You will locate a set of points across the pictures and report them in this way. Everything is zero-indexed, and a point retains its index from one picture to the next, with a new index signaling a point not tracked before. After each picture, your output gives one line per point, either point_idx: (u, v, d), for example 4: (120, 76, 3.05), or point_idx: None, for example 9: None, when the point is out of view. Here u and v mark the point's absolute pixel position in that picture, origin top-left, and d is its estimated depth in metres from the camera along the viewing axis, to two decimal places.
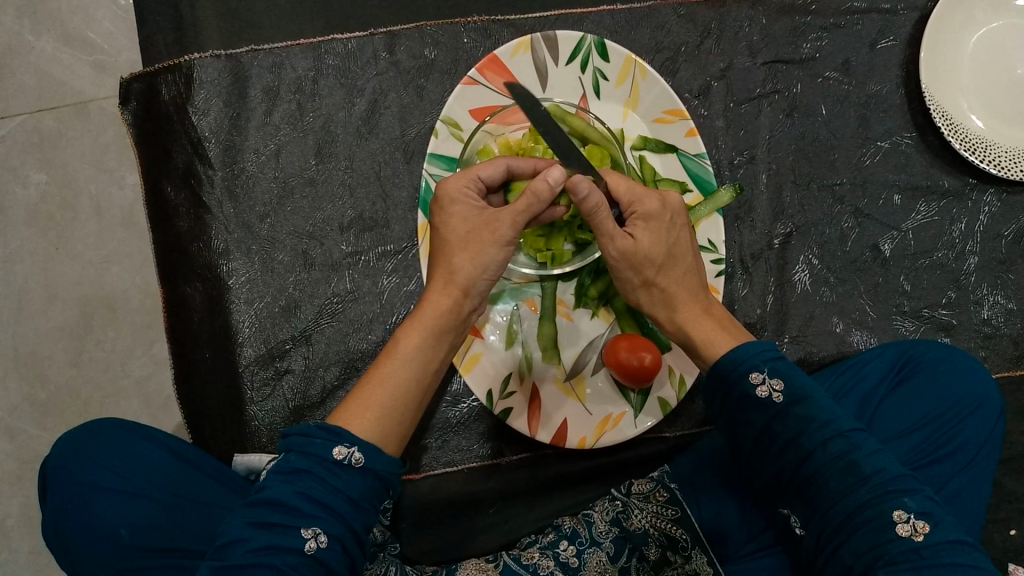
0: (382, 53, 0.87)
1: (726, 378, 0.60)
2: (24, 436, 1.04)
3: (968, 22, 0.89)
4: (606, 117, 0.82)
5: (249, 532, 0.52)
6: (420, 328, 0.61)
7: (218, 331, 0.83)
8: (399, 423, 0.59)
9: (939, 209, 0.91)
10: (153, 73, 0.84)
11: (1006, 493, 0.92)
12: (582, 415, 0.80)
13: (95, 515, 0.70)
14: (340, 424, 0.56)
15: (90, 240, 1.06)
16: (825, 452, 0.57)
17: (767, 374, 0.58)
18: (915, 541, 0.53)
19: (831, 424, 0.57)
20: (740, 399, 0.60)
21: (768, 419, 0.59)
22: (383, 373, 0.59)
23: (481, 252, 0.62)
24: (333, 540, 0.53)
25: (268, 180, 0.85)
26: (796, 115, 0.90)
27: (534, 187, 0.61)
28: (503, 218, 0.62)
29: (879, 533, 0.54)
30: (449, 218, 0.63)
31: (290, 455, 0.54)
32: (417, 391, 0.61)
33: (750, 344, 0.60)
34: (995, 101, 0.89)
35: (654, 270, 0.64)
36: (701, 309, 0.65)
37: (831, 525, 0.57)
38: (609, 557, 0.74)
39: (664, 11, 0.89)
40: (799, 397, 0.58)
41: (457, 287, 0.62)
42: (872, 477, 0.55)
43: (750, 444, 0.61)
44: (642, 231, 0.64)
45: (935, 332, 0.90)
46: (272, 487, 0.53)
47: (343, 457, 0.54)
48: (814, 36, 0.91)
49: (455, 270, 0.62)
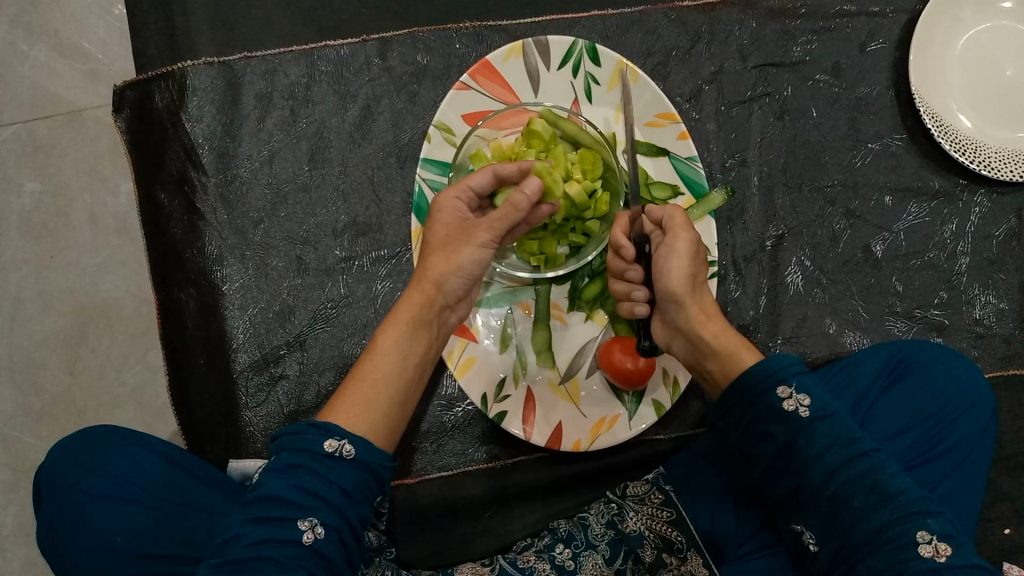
0: (375, 60, 0.87)
1: (750, 391, 0.60)
2: (19, 445, 1.03)
3: (956, 25, 0.90)
4: (598, 121, 0.82)
5: (247, 527, 0.52)
6: (394, 319, 0.62)
7: (212, 337, 0.83)
8: (386, 419, 0.59)
9: (930, 210, 0.92)
10: (146, 80, 0.84)
11: (999, 491, 0.92)
12: (577, 417, 0.80)
13: (89, 521, 0.70)
14: (329, 421, 0.56)
15: (84, 249, 1.05)
16: (850, 470, 0.57)
17: (795, 388, 0.59)
18: (937, 562, 0.54)
19: (858, 442, 0.57)
20: (764, 412, 0.60)
21: (792, 433, 0.58)
22: (366, 367, 0.60)
23: (456, 253, 0.64)
24: (330, 530, 0.53)
25: (262, 186, 0.85)
26: (787, 117, 0.91)
27: (512, 200, 0.62)
28: (481, 226, 0.64)
29: (901, 551, 0.55)
30: (438, 216, 0.67)
31: (282, 454, 0.55)
32: (399, 384, 0.61)
33: (776, 357, 0.60)
34: (984, 102, 0.90)
35: (694, 263, 0.67)
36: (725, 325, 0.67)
37: (850, 542, 0.57)
38: (605, 560, 0.75)
39: (656, 16, 0.90)
40: (825, 414, 0.58)
41: (428, 283, 0.64)
42: (896, 496, 0.56)
43: (768, 457, 0.61)
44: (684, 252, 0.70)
45: (927, 332, 0.91)
46: (267, 484, 0.53)
47: (334, 450, 0.54)
48: (804, 39, 0.92)
49: (428, 268, 0.64)
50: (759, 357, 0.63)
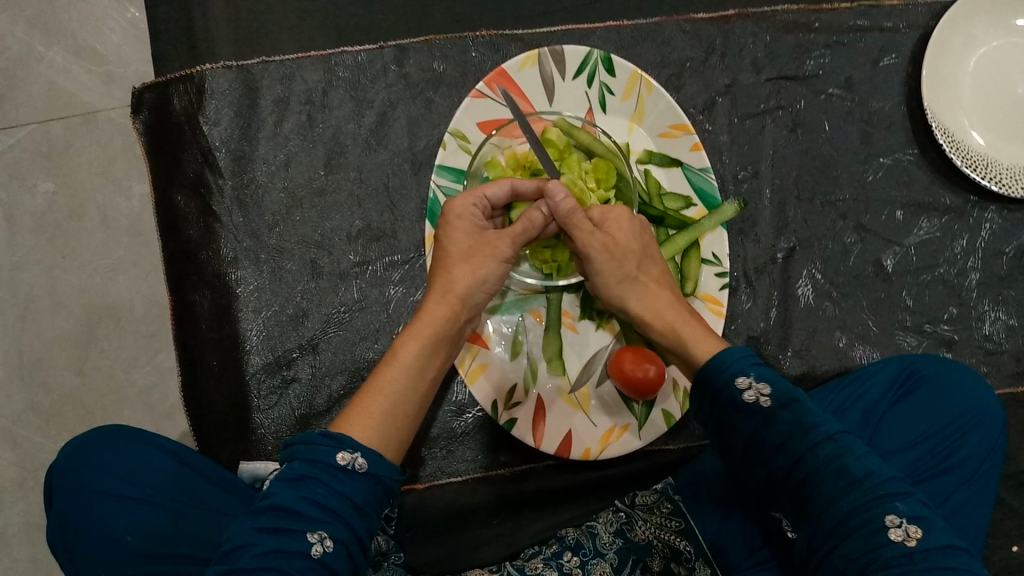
0: (392, 67, 0.88)
1: (714, 384, 0.60)
2: (26, 444, 1.04)
3: (969, 42, 0.90)
4: (612, 131, 0.83)
5: (257, 537, 0.52)
6: (418, 336, 0.63)
7: (225, 339, 0.84)
8: (397, 432, 0.59)
9: (942, 225, 0.92)
10: (164, 83, 0.85)
11: (1006, 508, 0.92)
12: (586, 426, 0.80)
13: (100, 520, 0.71)
14: (342, 432, 0.56)
15: (96, 249, 1.06)
16: (814, 456, 0.56)
17: (754, 378, 0.58)
18: (908, 546, 0.52)
19: (820, 427, 0.57)
20: (727, 404, 0.59)
21: (757, 424, 0.58)
22: (382, 381, 0.60)
23: (481, 266, 0.66)
24: (338, 544, 0.53)
25: (277, 189, 0.85)
26: (800, 131, 0.92)
27: (529, 214, 0.65)
28: (502, 238, 0.66)
29: (871, 538, 0.53)
30: (450, 232, 0.67)
31: (294, 462, 0.54)
32: (414, 396, 0.62)
33: (730, 350, 0.60)
34: (996, 119, 0.90)
35: (623, 263, 0.67)
36: (672, 305, 0.67)
37: (824, 529, 0.56)
38: (613, 569, 0.74)
39: (671, 28, 0.90)
40: (787, 401, 0.57)
41: (454, 296, 0.65)
42: (862, 481, 0.55)
43: (738, 450, 0.61)
44: (619, 229, 0.68)
45: (936, 347, 0.91)
46: (277, 493, 0.53)
47: (347, 463, 0.54)
48: (818, 53, 0.92)
49: (454, 284, 0.65)
50: (723, 346, 0.63)
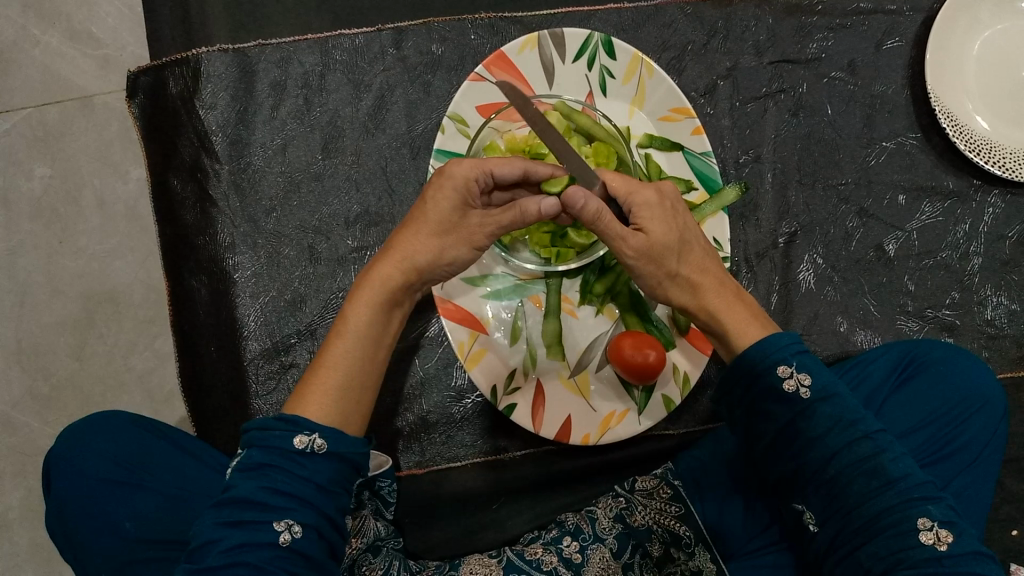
0: (390, 49, 0.87)
1: (750, 371, 0.59)
2: (25, 429, 1.04)
3: (974, 25, 0.89)
4: (612, 115, 0.82)
5: (221, 532, 0.51)
6: (373, 308, 0.61)
7: (222, 325, 0.83)
8: (355, 406, 0.59)
9: (944, 209, 0.92)
10: (159, 66, 0.84)
11: (1007, 493, 0.92)
12: (585, 411, 0.80)
13: (98, 507, 0.70)
14: (295, 413, 0.56)
15: (93, 234, 1.05)
16: (851, 453, 0.56)
17: (795, 368, 0.57)
18: (938, 550, 0.54)
19: (859, 424, 0.56)
20: (765, 392, 0.59)
21: (793, 414, 0.58)
22: (335, 355, 0.60)
23: (450, 247, 0.64)
24: (308, 529, 0.52)
25: (275, 174, 0.85)
26: (802, 114, 0.91)
27: (524, 208, 0.62)
28: (485, 225, 0.64)
29: (902, 539, 0.54)
30: (437, 198, 0.62)
31: (252, 451, 0.54)
32: (371, 365, 0.61)
33: (776, 336, 0.59)
34: (1000, 103, 0.89)
35: (664, 256, 0.62)
36: (717, 290, 0.64)
37: (851, 527, 0.57)
38: (612, 553, 0.75)
39: (671, 10, 0.89)
40: (827, 395, 0.57)
41: (416, 272, 0.63)
42: (898, 481, 0.55)
43: (769, 438, 0.60)
44: (653, 223, 0.62)
45: (939, 332, 0.90)
46: (237, 485, 0.52)
47: (305, 446, 0.53)
48: (821, 36, 0.91)
49: (415, 253, 0.63)
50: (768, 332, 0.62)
